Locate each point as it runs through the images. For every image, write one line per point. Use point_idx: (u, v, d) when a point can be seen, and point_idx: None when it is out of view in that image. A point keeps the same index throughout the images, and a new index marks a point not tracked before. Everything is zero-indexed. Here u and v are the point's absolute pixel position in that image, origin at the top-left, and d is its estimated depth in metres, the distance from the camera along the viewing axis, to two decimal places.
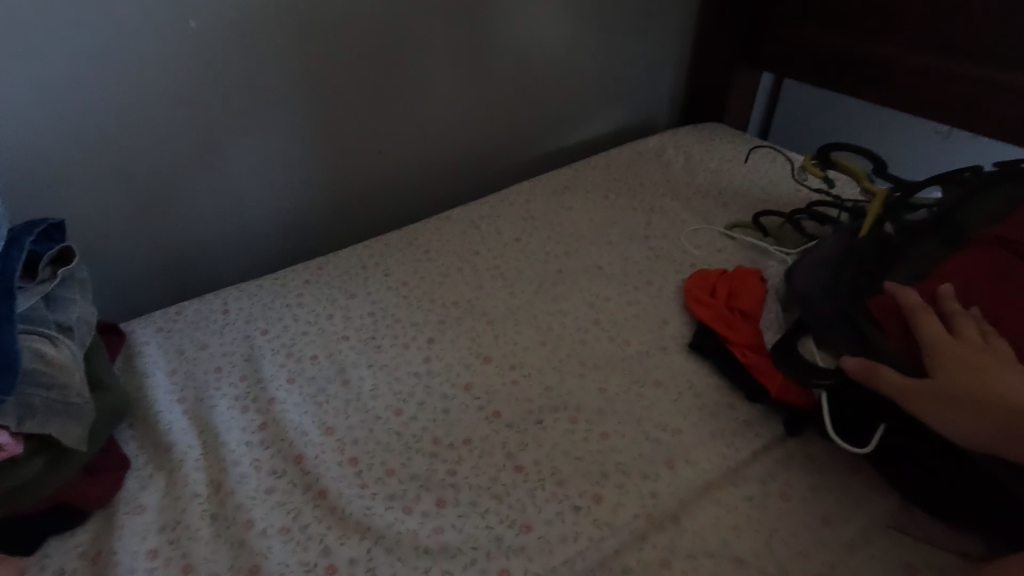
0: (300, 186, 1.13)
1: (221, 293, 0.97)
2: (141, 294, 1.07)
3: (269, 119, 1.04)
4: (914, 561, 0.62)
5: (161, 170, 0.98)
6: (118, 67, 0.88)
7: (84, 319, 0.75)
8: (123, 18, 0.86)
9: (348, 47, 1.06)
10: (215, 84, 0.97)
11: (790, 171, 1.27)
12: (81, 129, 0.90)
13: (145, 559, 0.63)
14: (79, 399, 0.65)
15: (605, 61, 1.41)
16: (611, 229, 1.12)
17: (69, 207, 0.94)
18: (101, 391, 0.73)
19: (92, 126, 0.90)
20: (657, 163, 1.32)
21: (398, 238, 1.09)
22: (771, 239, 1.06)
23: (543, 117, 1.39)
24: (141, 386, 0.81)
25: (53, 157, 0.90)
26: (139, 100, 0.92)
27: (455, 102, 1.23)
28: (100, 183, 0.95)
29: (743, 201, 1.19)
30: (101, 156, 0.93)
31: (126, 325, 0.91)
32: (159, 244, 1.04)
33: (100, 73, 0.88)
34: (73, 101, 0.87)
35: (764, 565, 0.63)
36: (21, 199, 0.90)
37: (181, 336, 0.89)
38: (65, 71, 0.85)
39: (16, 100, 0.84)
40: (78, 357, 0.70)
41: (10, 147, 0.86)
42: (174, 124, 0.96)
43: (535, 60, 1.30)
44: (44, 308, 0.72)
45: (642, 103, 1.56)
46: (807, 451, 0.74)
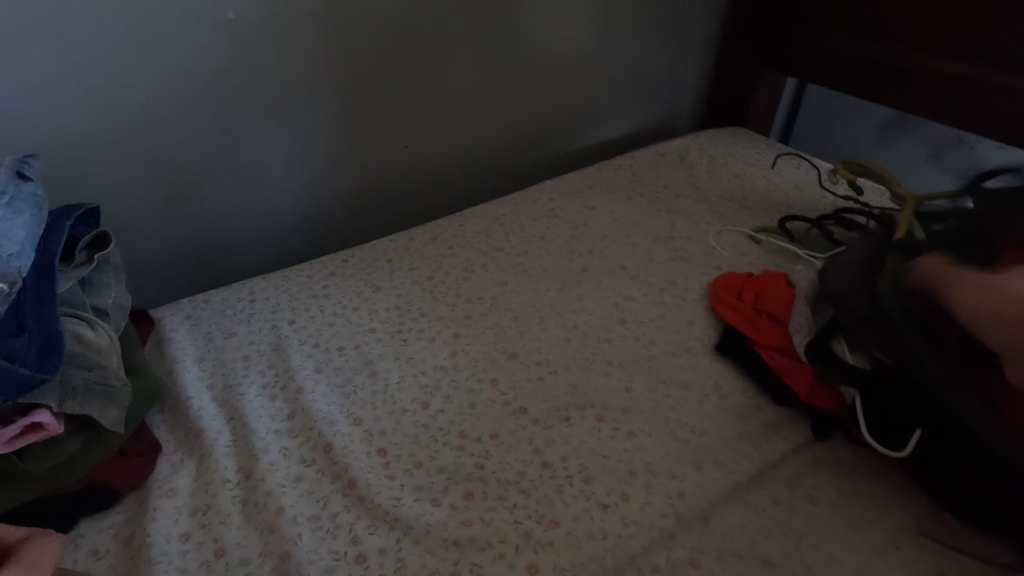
0: (325, 179, 1.14)
1: (248, 283, 0.98)
2: (168, 282, 1.08)
3: (298, 111, 1.05)
4: (946, 568, 0.62)
5: (192, 159, 0.99)
6: (155, 56, 0.89)
7: (118, 304, 0.76)
8: (164, 9, 0.87)
9: (378, 42, 1.06)
10: (248, 75, 0.98)
11: (815, 177, 1.27)
12: (118, 117, 0.91)
13: (177, 542, 0.64)
14: (117, 382, 0.67)
15: (629, 62, 1.41)
16: (634, 230, 1.12)
17: (102, 193, 0.95)
18: (135, 375, 0.74)
19: (127, 114, 0.91)
20: (680, 166, 1.32)
21: (422, 234, 1.09)
22: (796, 244, 1.05)
23: (566, 117, 1.39)
24: (171, 372, 0.82)
25: (88, 144, 0.91)
26: (173, 89, 0.93)
27: (479, 98, 1.24)
28: (132, 170, 0.96)
29: (768, 206, 1.19)
30: (136, 143, 0.94)
31: (155, 312, 0.92)
32: (188, 232, 1.05)
33: (138, 63, 0.89)
34: (110, 89, 0.89)
35: (793, 568, 0.62)
36: (57, 185, 0.91)
37: (209, 324, 0.90)
38: (104, 60, 0.86)
39: (56, 88, 0.85)
40: (114, 340, 0.71)
41: (48, 133, 0.87)
42: (206, 114, 0.97)
43: (561, 59, 1.30)
44: (81, 292, 0.72)
45: (664, 106, 1.56)
46: (835, 456, 0.74)
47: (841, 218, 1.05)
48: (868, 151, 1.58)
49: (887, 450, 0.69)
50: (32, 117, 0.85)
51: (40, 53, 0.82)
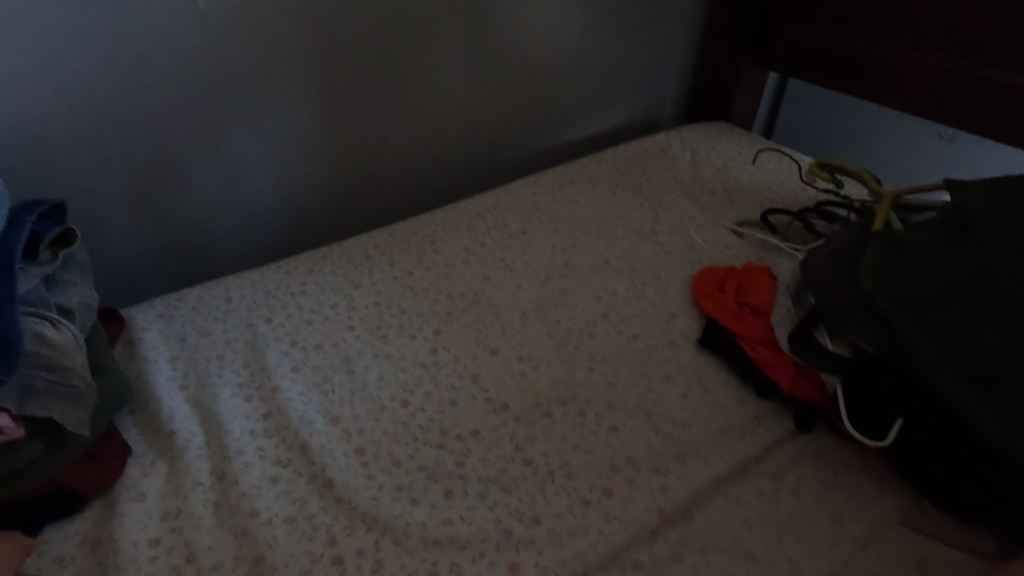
0: (303, 174, 1.11)
1: (223, 280, 0.95)
2: (141, 280, 1.05)
3: (274, 105, 1.02)
4: (928, 558, 0.62)
5: (163, 153, 0.97)
6: (123, 47, 0.87)
7: (84, 303, 0.73)
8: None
9: (356, 34, 1.04)
10: (222, 67, 0.95)
11: (796, 171, 1.27)
12: (85, 110, 0.88)
13: (147, 547, 0.62)
14: (82, 383, 0.64)
15: (612, 55, 1.40)
16: (617, 224, 1.11)
17: (69, 189, 0.92)
18: (102, 375, 0.71)
19: (95, 107, 0.89)
20: (663, 160, 1.31)
21: (403, 230, 1.07)
22: (778, 237, 1.05)
23: (549, 111, 1.38)
24: (142, 373, 0.79)
25: (53, 138, 0.88)
26: (143, 80, 0.90)
27: (460, 91, 1.22)
28: (99, 164, 0.93)
29: (750, 199, 1.19)
30: (104, 137, 0.91)
31: (126, 310, 0.89)
32: (161, 229, 1.02)
33: (105, 53, 0.86)
34: (76, 80, 0.86)
35: (776, 561, 0.62)
36: (21, 180, 0.88)
37: (182, 322, 0.87)
38: (70, 50, 0.84)
39: (18, 79, 0.82)
40: (79, 340, 0.68)
41: (10, 125, 0.84)
42: (177, 106, 0.94)
43: (543, 53, 1.29)
44: (45, 291, 0.70)
45: (647, 100, 1.55)
46: (818, 448, 0.73)
47: (822, 211, 1.05)
48: (849, 146, 1.59)
49: (869, 439, 0.69)
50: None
51: (1, 42, 0.79)
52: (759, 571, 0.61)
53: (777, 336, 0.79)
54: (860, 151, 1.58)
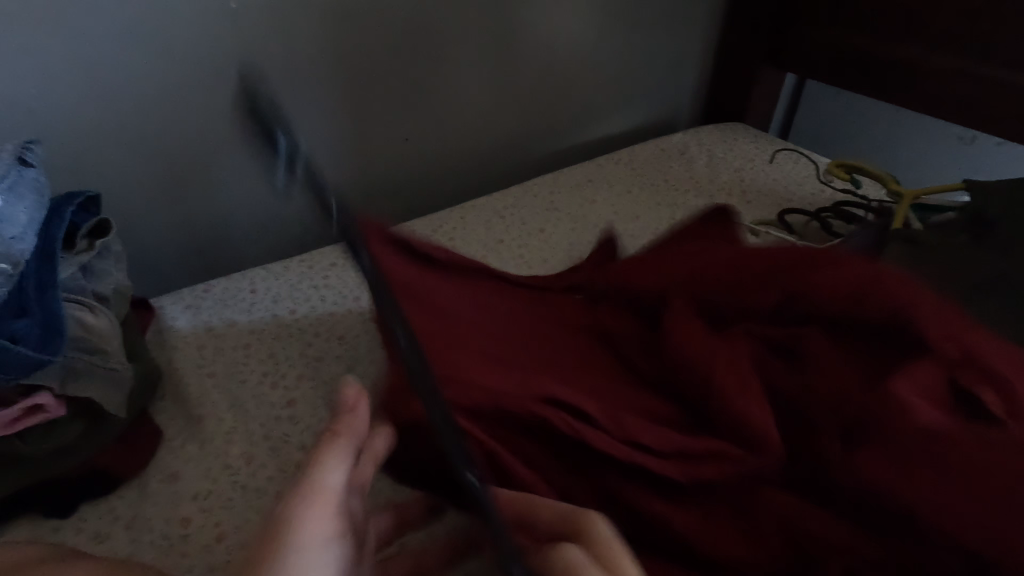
0: (326, 171, 1.14)
1: (249, 273, 0.98)
2: (168, 272, 1.08)
3: (300, 103, 1.05)
4: None
5: (193, 148, 0.99)
6: (157, 45, 0.90)
7: (120, 291, 0.76)
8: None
9: (382, 35, 1.07)
10: (253, 65, 0.98)
11: (813, 171, 1.27)
12: (121, 105, 0.91)
13: (179, 526, 0.64)
14: (119, 365, 0.67)
15: (631, 57, 1.42)
16: (635, 223, 1.12)
17: (104, 181, 0.95)
18: (137, 360, 0.74)
19: (129, 103, 0.91)
20: (681, 160, 1.32)
21: (423, 226, 1.09)
22: (796, 237, 1.06)
23: (567, 112, 1.40)
24: (172, 360, 0.82)
25: (90, 133, 0.91)
26: (175, 78, 0.93)
27: (480, 92, 1.24)
28: (131, 159, 0.96)
29: (767, 199, 1.19)
30: (138, 132, 0.94)
31: (155, 301, 0.92)
32: (187, 222, 1.05)
33: (141, 51, 0.89)
34: (112, 77, 0.89)
35: None
36: (59, 172, 0.91)
37: (210, 312, 0.90)
38: (110, 47, 0.87)
39: (59, 76, 0.85)
40: (115, 325, 0.71)
41: (49, 121, 0.87)
42: (207, 103, 0.97)
43: (563, 54, 1.31)
44: (82, 278, 0.72)
45: (665, 102, 1.56)
46: None
47: (840, 212, 1.06)
48: (868, 149, 1.59)
49: None
50: (36, 104, 0.85)
51: (46, 40, 0.83)
52: None
53: None
54: (878, 154, 1.58)
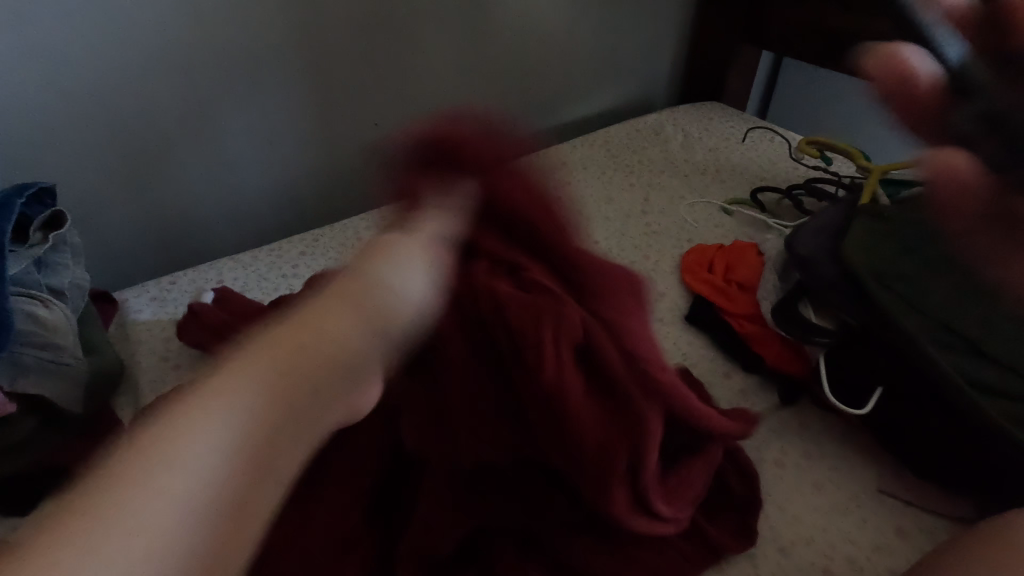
0: (294, 158, 1.07)
1: (216, 264, 0.95)
2: (137, 270, 1.01)
3: (242, 79, 0.96)
4: (905, 525, 0.64)
5: (154, 132, 0.93)
6: (124, 31, 0.84)
7: (77, 285, 0.73)
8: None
9: (344, 12, 0.99)
10: (204, 46, 0.91)
11: (789, 149, 1.25)
12: (50, 75, 0.82)
13: None
14: (72, 360, 0.66)
15: (607, 38, 1.37)
16: (607, 205, 1.09)
17: (59, 172, 0.88)
18: (93, 353, 0.72)
19: (69, 85, 0.84)
20: (655, 140, 1.28)
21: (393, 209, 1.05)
22: (769, 216, 1.05)
23: (544, 91, 1.33)
24: (132, 354, 0.80)
25: (47, 115, 0.84)
26: (133, 65, 0.87)
27: (445, 70, 1.16)
28: (89, 148, 0.89)
29: (743, 179, 1.18)
30: (94, 114, 0.87)
31: (118, 294, 0.89)
32: (152, 212, 0.98)
33: (70, 25, 0.81)
34: (67, 67, 0.83)
35: (759, 528, 0.63)
36: (11, 158, 0.84)
37: (176, 304, 0.87)
38: (61, 44, 0.81)
39: (21, 72, 0.80)
40: (71, 319, 0.69)
41: (0, 109, 0.81)
42: (165, 89, 0.90)
43: (535, 35, 1.25)
44: (35, 273, 0.69)
45: (644, 82, 1.52)
46: (801, 421, 0.74)
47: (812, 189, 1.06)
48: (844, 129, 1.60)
49: (849, 408, 0.70)
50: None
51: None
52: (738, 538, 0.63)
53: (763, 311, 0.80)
54: None
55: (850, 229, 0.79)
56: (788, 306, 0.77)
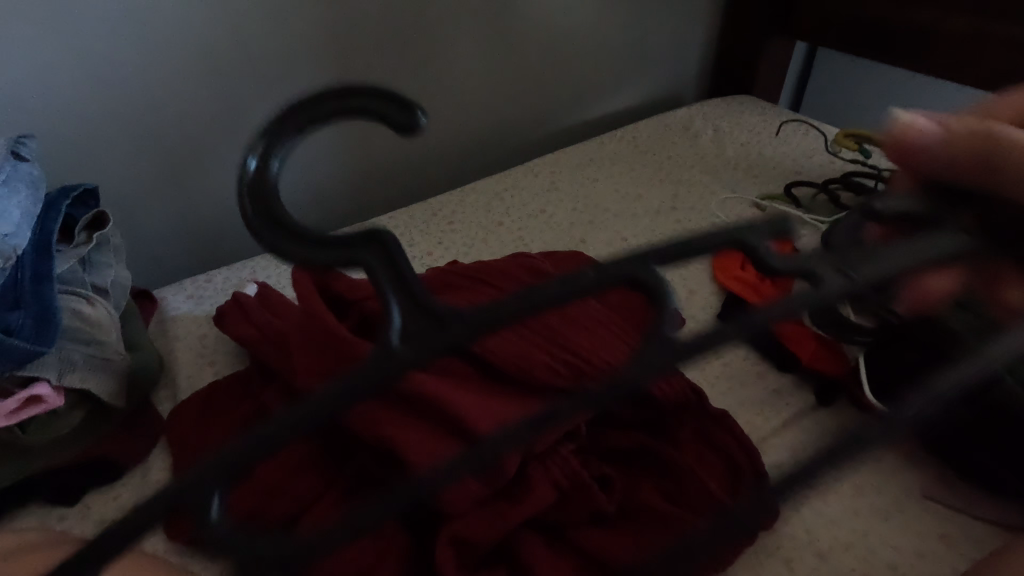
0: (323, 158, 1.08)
1: (249, 262, 0.97)
2: (173, 268, 1.04)
3: (275, 80, 0.97)
4: (951, 532, 0.62)
5: (188, 133, 0.94)
6: (159, 36, 0.86)
7: (118, 283, 0.75)
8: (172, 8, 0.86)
9: (373, 12, 1.01)
10: (239, 47, 0.92)
11: (825, 143, 1.22)
12: (92, 78, 0.84)
13: None
14: (116, 355, 0.69)
15: (635, 33, 1.36)
16: (635, 202, 1.07)
17: (101, 173, 0.91)
18: (135, 349, 0.74)
19: (108, 91, 0.86)
20: (683, 135, 1.26)
21: (421, 209, 1.05)
22: (804, 211, 1.02)
23: (570, 88, 1.33)
24: (170, 349, 0.82)
25: (86, 119, 0.86)
26: (169, 70, 0.89)
27: (471, 67, 1.16)
28: (126, 152, 0.91)
29: (775, 173, 1.15)
30: (132, 118, 0.89)
31: (157, 293, 0.92)
32: (187, 211, 1.00)
33: (112, 32, 0.83)
34: (106, 73, 0.85)
35: (795, 531, 0.62)
36: (53, 162, 0.87)
37: (212, 302, 0.90)
38: (102, 51, 0.84)
39: (62, 80, 0.83)
40: (114, 316, 0.72)
41: (45, 114, 0.84)
42: (199, 91, 0.93)
43: (562, 30, 1.24)
44: (82, 272, 0.72)
45: (672, 76, 1.50)
46: (839, 421, 0.72)
47: (849, 183, 1.03)
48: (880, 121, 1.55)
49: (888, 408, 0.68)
50: (11, 81, 0.80)
51: (22, 25, 0.78)
52: (773, 540, 0.61)
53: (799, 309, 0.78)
54: None
55: None
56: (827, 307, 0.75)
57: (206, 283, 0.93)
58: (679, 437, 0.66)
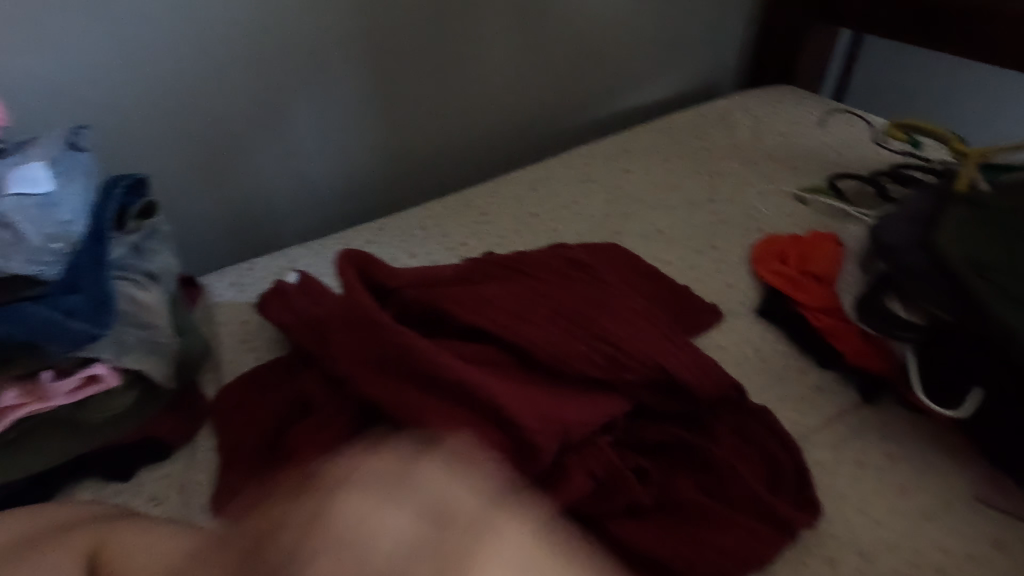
0: (358, 148, 1.10)
1: (288, 252, 0.99)
2: (215, 256, 1.07)
3: (314, 72, 0.99)
4: (1005, 537, 0.60)
5: (230, 125, 0.97)
6: (204, 31, 0.88)
7: (167, 270, 0.78)
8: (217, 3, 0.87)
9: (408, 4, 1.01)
10: (280, 41, 0.94)
11: (871, 133, 1.18)
12: (140, 72, 0.87)
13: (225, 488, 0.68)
14: (166, 339, 0.71)
15: (672, 22, 1.33)
16: (670, 194, 1.06)
17: (149, 164, 0.93)
18: (183, 334, 0.77)
19: (157, 86, 0.89)
20: (721, 126, 1.23)
21: (456, 200, 1.06)
22: (848, 204, 0.99)
23: (604, 79, 1.31)
24: (214, 334, 0.85)
25: (137, 114, 0.89)
26: (213, 64, 0.91)
27: (505, 57, 1.16)
28: (173, 144, 0.94)
29: (817, 164, 1.12)
30: (178, 112, 0.92)
31: (201, 280, 0.95)
32: (229, 201, 1.03)
33: (160, 28, 0.85)
34: (154, 68, 0.88)
35: (837, 530, 0.60)
36: (105, 153, 0.90)
37: (254, 290, 0.92)
38: (151, 46, 0.86)
39: (112, 75, 0.85)
40: (164, 301, 0.74)
41: (99, 109, 0.86)
42: (241, 84, 0.94)
43: (597, 19, 1.22)
44: (131, 257, 0.74)
45: (708, 66, 1.47)
46: (885, 420, 0.70)
47: (897, 174, 1.00)
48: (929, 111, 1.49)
49: (942, 409, 0.65)
50: (65, 75, 0.82)
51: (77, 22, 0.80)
52: (816, 538, 0.60)
53: (843, 305, 0.76)
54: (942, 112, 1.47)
55: (944, 215, 0.73)
56: (871, 301, 0.72)
57: (247, 271, 0.96)
58: (718, 432, 0.65)
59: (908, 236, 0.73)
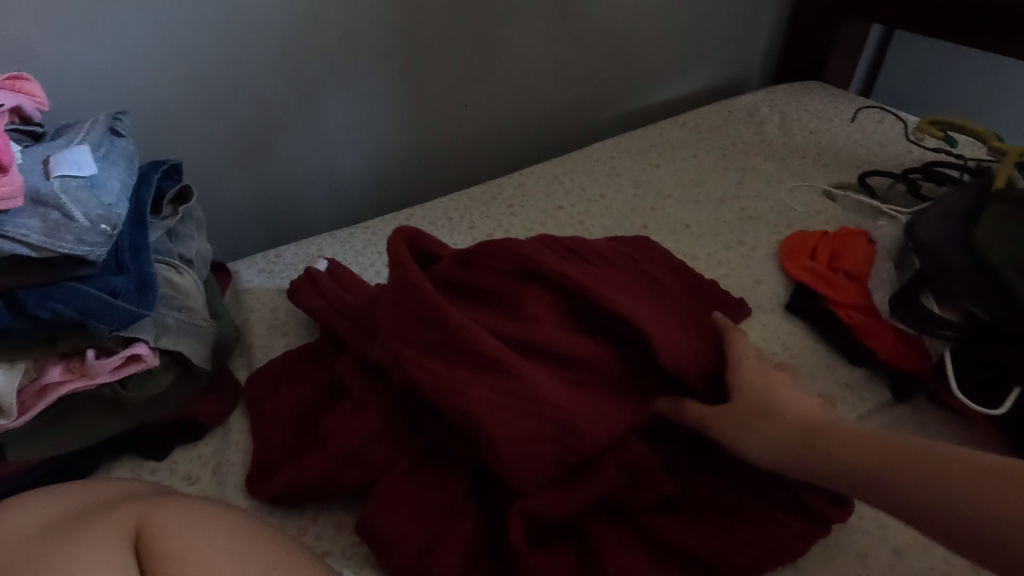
0: (385, 138, 1.10)
1: (316, 240, 1.00)
2: (243, 242, 1.08)
3: (345, 62, 0.99)
4: None
5: (262, 113, 0.98)
6: (240, 20, 0.89)
7: (200, 254, 0.79)
8: None
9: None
10: (313, 31, 0.95)
11: (902, 131, 1.16)
12: (177, 61, 0.88)
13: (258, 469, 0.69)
14: (203, 322, 0.73)
15: (701, 16, 1.32)
16: (697, 188, 1.05)
17: (182, 151, 0.95)
18: (217, 318, 0.78)
19: (192, 74, 0.90)
20: (748, 122, 1.22)
21: (482, 192, 1.06)
22: (880, 201, 0.98)
23: (631, 72, 1.30)
24: (245, 319, 0.86)
25: (172, 102, 0.90)
26: (247, 53, 0.92)
27: (533, 50, 1.15)
28: (206, 132, 0.95)
29: (847, 161, 1.11)
30: (213, 100, 0.93)
31: (231, 266, 0.96)
32: (259, 189, 1.04)
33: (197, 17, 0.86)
34: (190, 56, 0.88)
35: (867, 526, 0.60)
36: (141, 140, 0.91)
37: (283, 276, 0.93)
38: (188, 35, 0.87)
39: (149, 63, 0.86)
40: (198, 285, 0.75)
41: (136, 96, 0.88)
42: (274, 73, 0.95)
43: (626, 13, 1.21)
44: (168, 242, 0.76)
45: (735, 61, 1.45)
46: (916, 419, 0.70)
47: (930, 172, 0.99)
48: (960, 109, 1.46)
49: (979, 408, 0.65)
50: (104, 64, 0.84)
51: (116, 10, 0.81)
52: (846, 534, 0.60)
53: (876, 302, 0.75)
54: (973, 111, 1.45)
55: (985, 213, 0.72)
56: (908, 297, 0.71)
57: (276, 258, 0.97)
58: None
59: (946, 234, 0.73)
